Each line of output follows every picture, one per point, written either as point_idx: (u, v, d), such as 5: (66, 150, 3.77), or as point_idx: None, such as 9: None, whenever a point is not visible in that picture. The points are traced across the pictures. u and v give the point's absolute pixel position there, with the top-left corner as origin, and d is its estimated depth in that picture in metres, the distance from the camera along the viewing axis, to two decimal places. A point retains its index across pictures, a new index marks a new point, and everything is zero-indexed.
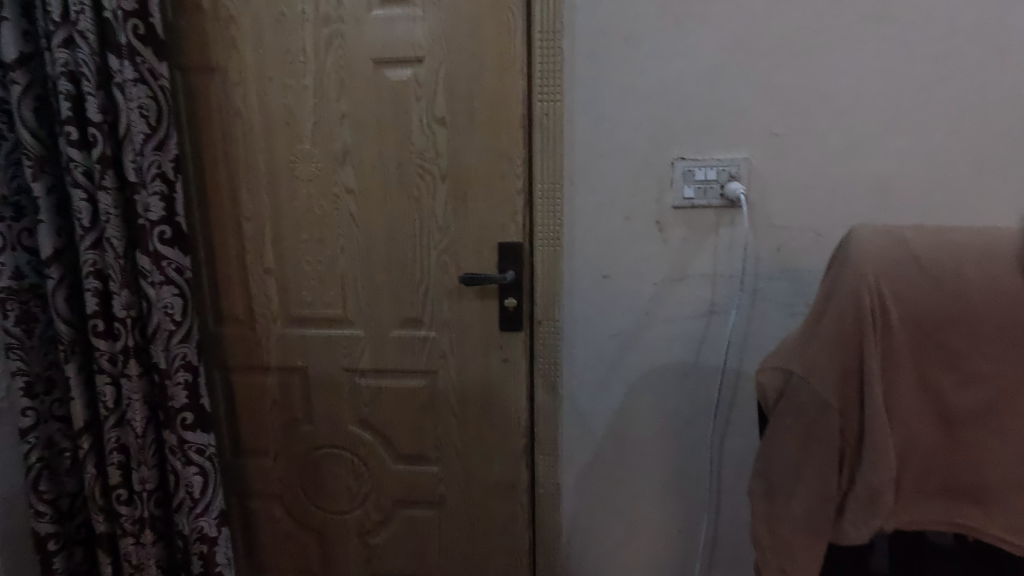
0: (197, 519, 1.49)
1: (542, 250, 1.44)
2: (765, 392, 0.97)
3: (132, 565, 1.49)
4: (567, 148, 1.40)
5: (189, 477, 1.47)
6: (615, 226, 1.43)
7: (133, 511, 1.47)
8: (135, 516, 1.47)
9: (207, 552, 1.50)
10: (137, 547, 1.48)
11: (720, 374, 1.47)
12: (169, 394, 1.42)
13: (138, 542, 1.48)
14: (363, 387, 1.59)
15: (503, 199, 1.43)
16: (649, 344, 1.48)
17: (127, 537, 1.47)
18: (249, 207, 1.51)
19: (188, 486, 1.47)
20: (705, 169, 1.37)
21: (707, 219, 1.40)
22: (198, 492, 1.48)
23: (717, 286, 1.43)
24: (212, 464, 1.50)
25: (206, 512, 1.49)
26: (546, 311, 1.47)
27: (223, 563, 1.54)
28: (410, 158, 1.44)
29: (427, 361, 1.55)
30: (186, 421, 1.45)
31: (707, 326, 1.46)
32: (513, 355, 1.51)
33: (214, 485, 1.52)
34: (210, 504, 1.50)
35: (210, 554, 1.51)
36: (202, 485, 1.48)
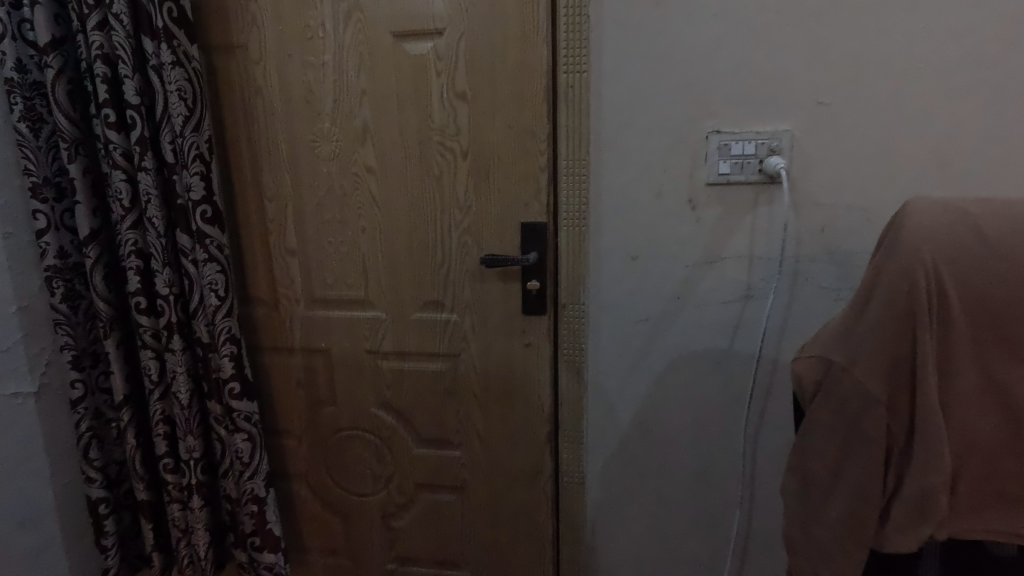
0: (247, 482, 1.48)
1: (567, 231, 1.38)
2: (802, 384, 0.88)
3: (181, 528, 1.48)
4: (594, 122, 1.33)
5: (237, 445, 1.45)
6: (644, 205, 1.35)
7: (180, 479, 1.46)
8: (182, 485, 1.46)
9: (258, 512, 1.49)
10: (186, 512, 1.47)
11: (758, 362, 1.39)
12: (216, 366, 1.40)
13: (186, 508, 1.47)
14: (385, 370, 1.57)
15: (527, 177, 1.37)
16: (681, 329, 1.40)
17: (175, 503, 1.47)
18: (272, 187, 1.50)
19: (237, 453, 1.45)
20: (742, 143, 1.27)
21: (744, 197, 1.30)
22: (248, 457, 1.45)
23: (754, 269, 1.34)
24: (258, 430, 1.47)
25: (254, 476, 1.47)
26: (571, 294, 1.41)
27: (274, 521, 1.53)
28: (432, 136, 1.39)
29: (450, 344, 1.52)
30: (233, 391, 1.41)
31: (743, 311, 1.37)
32: (536, 339, 1.47)
33: (261, 449, 1.49)
34: (258, 468, 1.48)
35: (261, 514, 1.49)
36: (251, 450, 1.46)
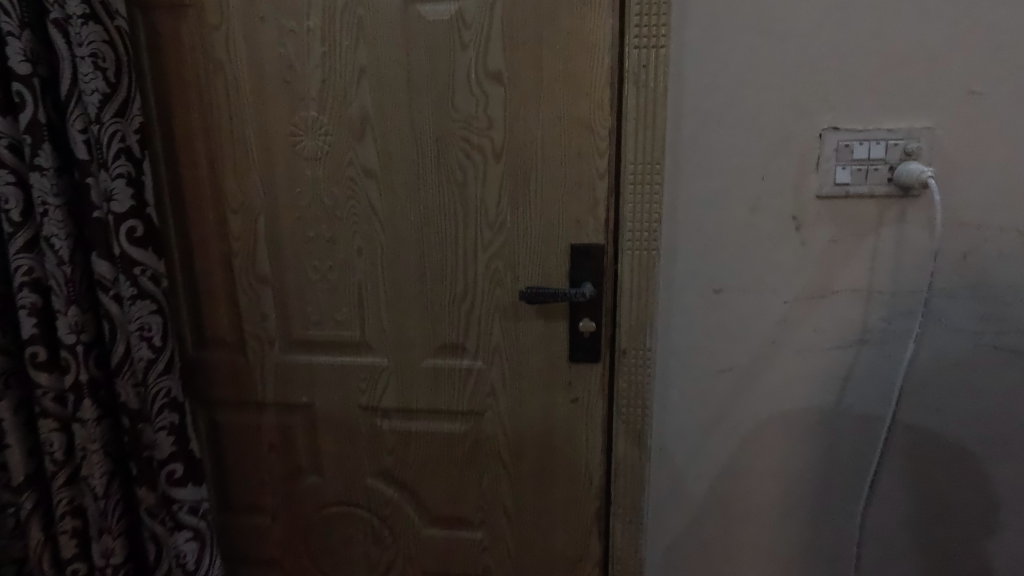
0: None
1: (632, 256, 1.05)
2: None
3: None
4: (671, 114, 1.01)
5: (178, 547, 1.08)
6: (733, 222, 1.04)
7: None
8: None
9: None
10: None
11: (873, 424, 1.09)
12: (148, 441, 1.06)
13: None
14: (386, 431, 1.22)
15: (580, 185, 1.05)
16: (773, 381, 1.10)
17: None
18: (236, 195, 1.13)
19: (178, 556, 1.09)
20: (868, 143, 0.97)
21: (865, 214, 1.00)
22: (193, 564, 1.09)
23: (873, 308, 1.04)
24: (208, 524, 1.11)
25: None
26: (633, 338, 1.08)
27: None
28: (454, 130, 1.05)
29: (472, 399, 1.18)
30: (173, 475, 1.06)
31: (856, 359, 1.07)
32: (585, 394, 1.15)
33: (212, 548, 1.13)
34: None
35: None
36: (198, 553, 1.09)
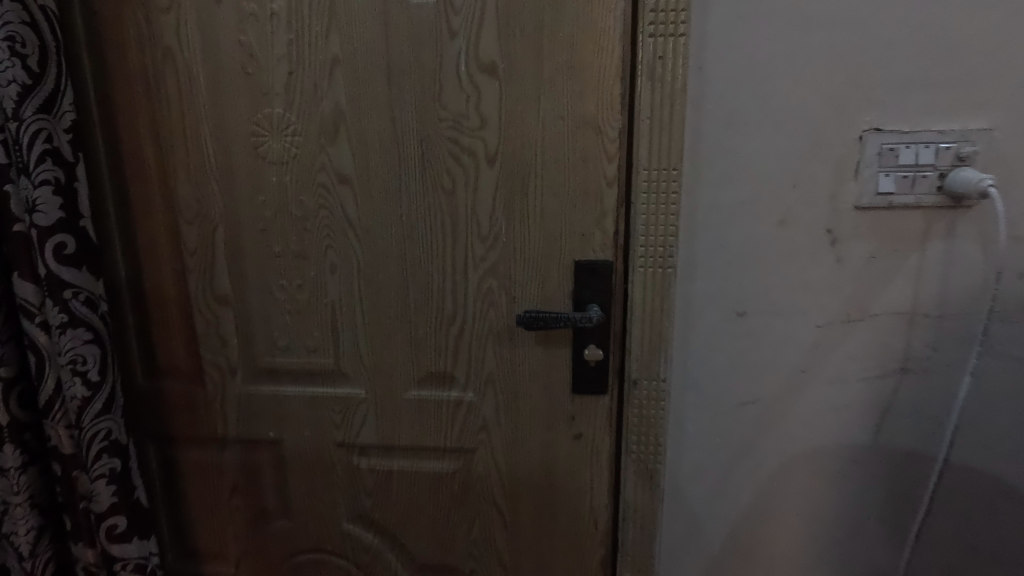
0: None
1: (645, 274, 0.92)
2: None
3: None
4: (691, 113, 0.89)
5: None
6: (760, 237, 0.92)
7: None
8: None
9: None
10: None
11: (915, 463, 0.96)
12: (85, 489, 0.94)
13: None
14: (364, 470, 1.08)
15: (585, 193, 0.92)
16: (802, 416, 0.97)
17: None
18: (191, 204, 0.99)
19: None
20: (915, 147, 0.85)
21: (909, 227, 0.88)
22: None
23: (916, 334, 0.92)
24: None
25: None
26: (646, 367, 0.96)
27: None
28: (441, 131, 0.92)
29: (462, 434, 1.04)
30: (114, 529, 0.95)
31: (896, 391, 0.94)
32: (589, 429, 1.01)
33: None
34: None
35: None
36: None
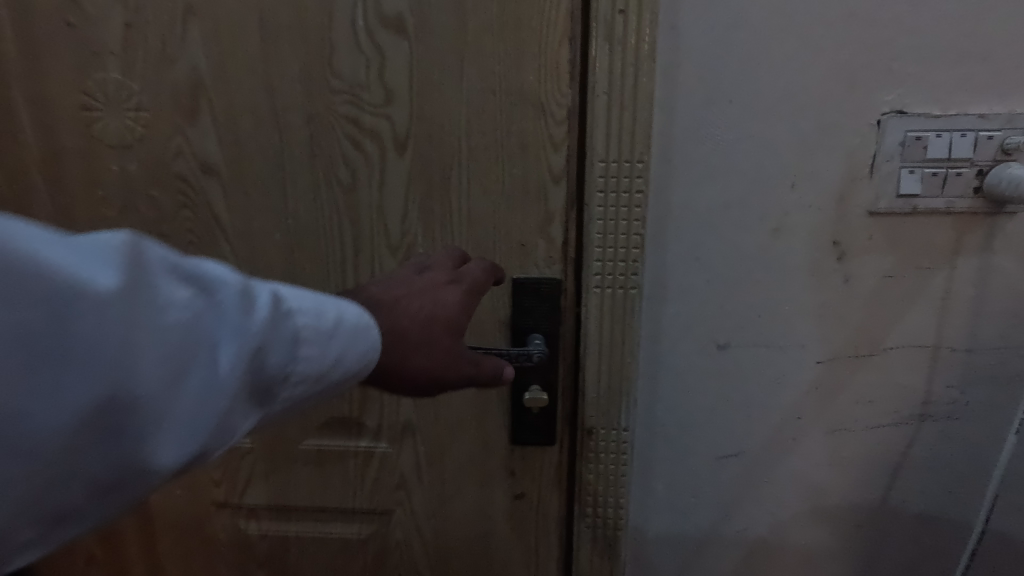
0: None
1: (601, 296, 0.72)
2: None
3: None
4: (662, 88, 0.68)
5: None
6: (748, 251, 0.72)
7: None
8: None
9: None
10: None
11: (931, 528, 0.78)
12: None
13: None
14: (255, 538, 0.87)
15: (525, 192, 0.71)
16: (795, 472, 0.79)
17: None
18: (7, 200, 0.74)
19: None
20: (948, 134, 0.66)
21: (935, 239, 0.69)
22: None
23: (937, 372, 0.74)
24: None
25: None
26: (603, 412, 0.76)
27: None
28: (334, 106, 0.69)
29: (374, 492, 0.83)
30: None
31: (911, 442, 0.76)
32: (533, 488, 0.81)
33: None
34: None
35: None
36: None
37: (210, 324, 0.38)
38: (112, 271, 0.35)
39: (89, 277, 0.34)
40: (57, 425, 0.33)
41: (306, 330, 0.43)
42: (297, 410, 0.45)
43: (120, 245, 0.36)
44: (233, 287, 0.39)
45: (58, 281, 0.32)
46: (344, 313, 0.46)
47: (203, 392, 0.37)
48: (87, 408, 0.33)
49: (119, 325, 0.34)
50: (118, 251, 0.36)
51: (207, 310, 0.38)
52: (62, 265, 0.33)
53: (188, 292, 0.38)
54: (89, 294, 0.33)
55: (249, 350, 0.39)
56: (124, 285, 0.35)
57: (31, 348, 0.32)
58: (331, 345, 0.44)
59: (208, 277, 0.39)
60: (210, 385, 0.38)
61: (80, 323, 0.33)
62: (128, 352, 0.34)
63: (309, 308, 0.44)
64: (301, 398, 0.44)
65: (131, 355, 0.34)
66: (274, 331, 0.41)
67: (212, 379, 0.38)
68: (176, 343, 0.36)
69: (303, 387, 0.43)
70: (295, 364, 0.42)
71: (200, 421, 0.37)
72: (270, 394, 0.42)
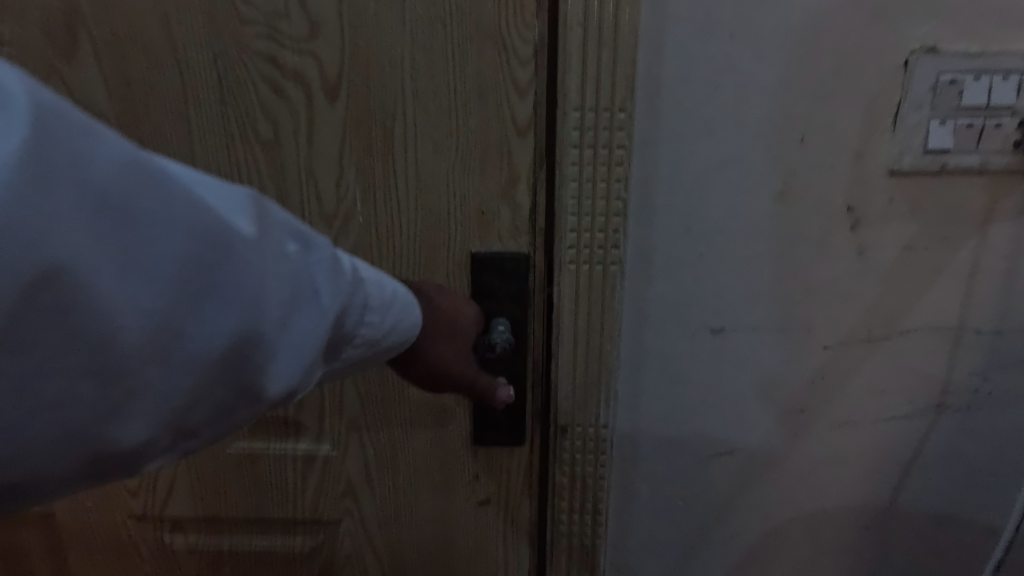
0: None
1: (577, 274, 0.61)
2: None
3: None
4: (650, 20, 0.56)
5: None
6: (748, 220, 0.61)
7: None
8: None
9: None
10: None
11: (943, 530, 0.70)
12: None
13: None
14: (181, 553, 0.76)
15: (484, 148, 0.59)
16: (796, 470, 0.70)
17: None
18: None
19: None
20: (988, 77, 0.55)
21: (962, 205, 0.60)
22: None
23: (959, 357, 0.65)
24: None
25: None
26: (579, 408, 0.65)
27: None
28: (248, 40, 0.56)
29: (317, 502, 0.72)
30: None
31: (926, 436, 0.67)
32: (500, 494, 0.71)
33: None
34: None
35: None
36: None
37: (320, 282, 0.38)
38: (248, 218, 0.34)
39: (234, 219, 0.33)
40: (202, 363, 0.32)
41: (373, 298, 0.43)
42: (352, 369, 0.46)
43: (246, 197, 0.35)
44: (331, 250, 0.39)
45: (215, 220, 0.32)
46: (395, 292, 0.46)
47: (312, 347, 0.37)
48: (229, 352, 0.33)
49: (259, 271, 0.33)
50: (246, 203, 0.35)
51: (316, 269, 0.38)
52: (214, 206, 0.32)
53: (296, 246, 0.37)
54: (235, 239, 0.32)
55: (343, 310, 0.40)
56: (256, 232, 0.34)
57: (192, 286, 0.31)
58: (383, 316, 0.44)
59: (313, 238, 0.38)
60: (315, 333, 0.37)
61: (226, 261, 0.32)
62: (265, 301, 0.34)
63: (373, 278, 0.44)
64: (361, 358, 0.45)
65: (267, 303, 0.34)
66: (360, 297, 0.41)
67: (322, 334, 0.38)
68: (298, 295, 0.36)
69: (366, 350, 0.44)
70: (365, 327, 0.43)
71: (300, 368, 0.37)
72: (343, 353, 0.42)
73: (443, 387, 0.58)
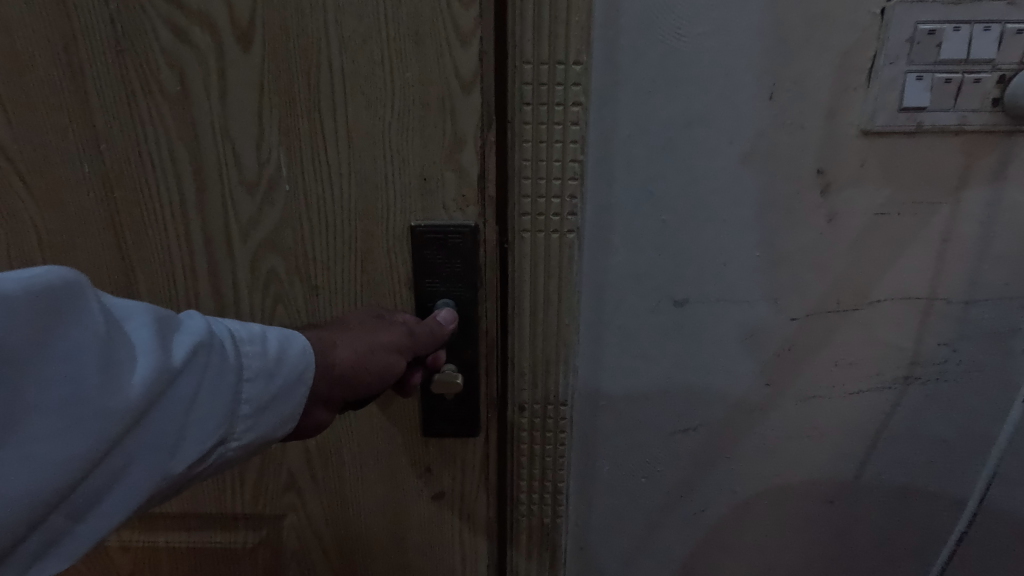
0: None
1: (533, 242, 0.56)
2: None
3: None
4: None
5: None
6: (714, 184, 0.57)
7: None
8: None
9: None
10: None
11: (908, 500, 0.69)
12: None
13: None
14: (113, 551, 0.71)
15: (422, 106, 0.53)
16: (761, 446, 0.67)
17: None
18: None
19: None
20: (968, 28, 0.51)
21: (938, 166, 0.56)
22: None
23: (929, 327, 0.62)
24: None
25: None
26: (537, 386, 0.61)
27: None
28: None
29: (257, 496, 0.67)
30: None
31: (894, 409, 0.65)
32: (453, 484, 0.66)
33: None
34: None
35: None
36: None
37: (176, 345, 0.38)
38: (84, 292, 0.34)
39: (65, 296, 0.33)
40: (48, 446, 0.32)
41: (282, 365, 0.44)
42: (264, 442, 0.44)
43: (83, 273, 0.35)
44: (207, 322, 0.40)
45: (46, 301, 0.32)
46: (287, 343, 0.45)
47: (178, 413, 0.38)
48: (72, 428, 0.33)
49: (98, 344, 0.34)
50: (79, 278, 0.34)
51: (170, 333, 0.38)
52: (65, 300, 0.33)
53: (167, 328, 0.39)
54: (59, 316, 0.33)
55: (215, 371, 0.40)
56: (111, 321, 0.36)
57: (8, 371, 0.31)
58: (277, 374, 0.43)
59: (184, 317, 0.40)
60: (209, 403, 0.39)
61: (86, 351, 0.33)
62: (111, 372, 0.34)
63: (254, 336, 0.43)
64: (266, 427, 0.43)
65: (113, 376, 0.34)
66: (235, 356, 0.41)
67: (188, 399, 0.38)
68: (154, 361, 0.36)
69: (265, 417, 0.43)
70: (253, 388, 0.42)
71: (202, 434, 0.39)
72: (234, 422, 0.41)
73: (392, 355, 0.51)
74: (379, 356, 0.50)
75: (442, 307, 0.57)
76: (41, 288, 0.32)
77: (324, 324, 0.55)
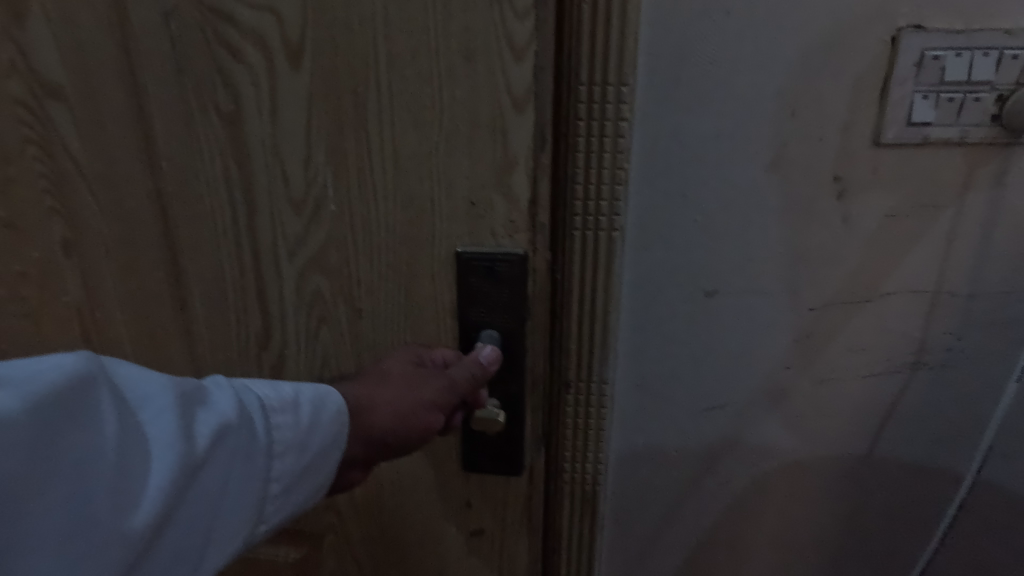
0: None
1: (583, 240, 0.61)
2: None
3: None
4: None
5: None
6: (744, 188, 0.63)
7: None
8: None
9: None
10: None
11: (915, 475, 0.76)
12: None
13: None
14: None
15: (468, 133, 0.55)
16: (779, 425, 0.73)
17: None
18: None
19: None
20: (970, 52, 0.58)
21: (942, 174, 0.63)
22: None
23: (935, 318, 0.69)
24: None
25: None
26: (584, 370, 0.67)
27: None
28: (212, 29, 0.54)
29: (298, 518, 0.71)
30: None
31: (903, 392, 0.72)
32: (488, 514, 0.68)
33: None
34: None
35: None
36: None
37: (200, 429, 0.38)
38: (97, 387, 0.35)
39: (78, 398, 0.34)
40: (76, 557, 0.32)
41: (310, 435, 0.45)
42: (300, 509, 0.46)
43: (96, 360, 0.36)
44: (232, 399, 0.41)
45: (58, 410, 0.32)
46: (319, 407, 0.46)
47: (207, 499, 0.38)
48: (99, 535, 0.33)
49: (115, 446, 0.34)
50: (92, 372, 0.35)
51: (193, 413, 0.39)
52: (77, 401, 0.34)
53: (193, 409, 0.39)
54: (70, 425, 0.33)
55: (243, 452, 0.41)
56: (131, 415, 0.36)
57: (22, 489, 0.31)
58: (309, 443, 0.44)
59: (210, 395, 0.40)
60: (236, 486, 0.40)
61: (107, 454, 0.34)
62: (130, 473, 0.35)
63: (285, 402, 0.44)
64: (300, 495, 0.45)
65: (133, 479, 0.35)
66: (264, 431, 0.42)
67: (216, 486, 0.39)
68: (175, 457, 0.36)
69: (297, 488, 0.44)
70: (283, 462, 0.43)
71: (231, 520, 0.40)
72: (266, 501, 0.42)
73: (433, 413, 0.55)
74: (420, 416, 0.54)
75: (486, 345, 0.59)
76: (53, 395, 0.32)
77: (368, 368, 0.59)
